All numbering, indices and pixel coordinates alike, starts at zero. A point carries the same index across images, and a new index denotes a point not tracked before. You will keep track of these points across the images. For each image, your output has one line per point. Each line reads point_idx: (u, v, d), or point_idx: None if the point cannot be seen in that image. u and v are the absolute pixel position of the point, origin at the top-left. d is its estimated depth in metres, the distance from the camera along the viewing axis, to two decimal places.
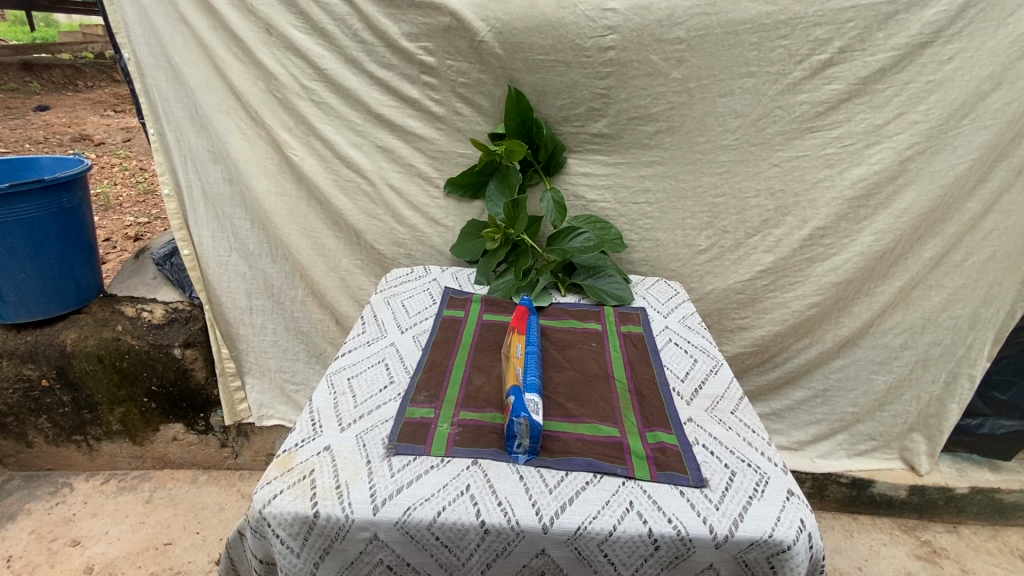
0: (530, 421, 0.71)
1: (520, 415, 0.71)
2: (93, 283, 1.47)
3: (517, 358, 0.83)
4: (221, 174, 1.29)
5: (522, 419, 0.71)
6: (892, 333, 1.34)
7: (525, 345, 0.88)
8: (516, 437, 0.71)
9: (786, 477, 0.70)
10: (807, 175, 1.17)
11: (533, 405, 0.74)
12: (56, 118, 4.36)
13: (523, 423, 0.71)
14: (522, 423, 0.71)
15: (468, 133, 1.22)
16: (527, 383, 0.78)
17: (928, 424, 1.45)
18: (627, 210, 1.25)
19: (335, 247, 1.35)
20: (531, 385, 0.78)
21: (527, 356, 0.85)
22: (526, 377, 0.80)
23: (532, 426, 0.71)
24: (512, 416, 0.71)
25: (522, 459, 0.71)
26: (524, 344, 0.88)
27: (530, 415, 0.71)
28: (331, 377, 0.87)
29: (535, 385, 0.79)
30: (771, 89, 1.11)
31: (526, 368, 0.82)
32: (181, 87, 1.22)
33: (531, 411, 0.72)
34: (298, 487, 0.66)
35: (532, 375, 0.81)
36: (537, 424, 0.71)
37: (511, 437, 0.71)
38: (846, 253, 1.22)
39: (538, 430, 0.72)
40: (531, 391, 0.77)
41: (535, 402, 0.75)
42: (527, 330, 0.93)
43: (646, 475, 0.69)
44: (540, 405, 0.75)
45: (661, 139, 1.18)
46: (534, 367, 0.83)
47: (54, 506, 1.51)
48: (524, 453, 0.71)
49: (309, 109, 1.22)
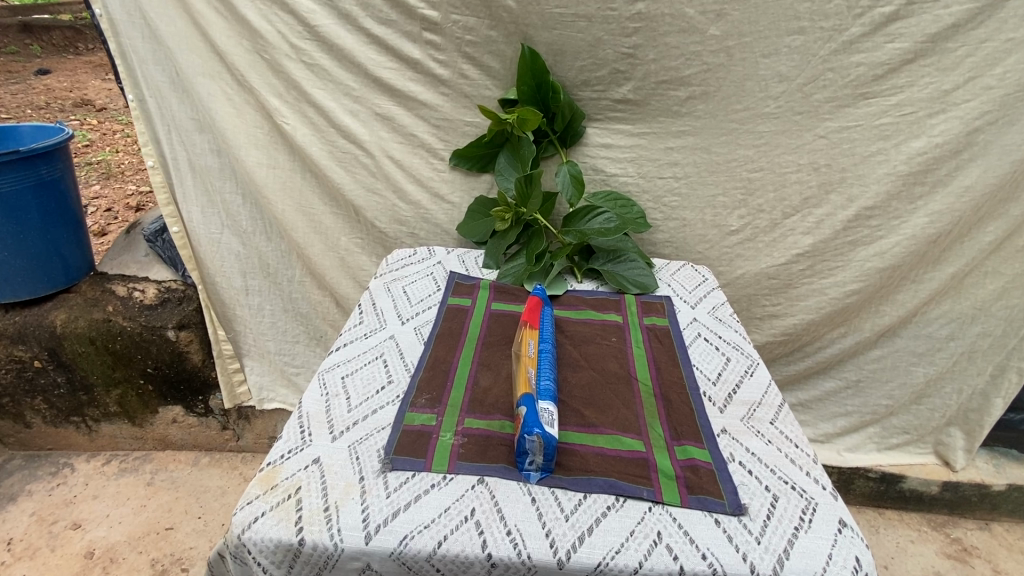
0: (544, 438, 0.62)
1: (533, 432, 0.62)
2: (82, 260, 1.40)
3: (529, 359, 0.74)
4: (208, 144, 1.19)
5: (535, 436, 0.62)
6: (937, 322, 1.23)
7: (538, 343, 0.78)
8: (527, 454, 0.62)
9: (836, 504, 0.61)
10: (857, 148, 1.04)
11: (546, 416, 0.65)
12: (55, 82, 4.23)
13: (536, 440, 0.62)
14: (535, 440, 0.62)
15: (476, 99, 1.10)
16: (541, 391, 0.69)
17: (968, 419, 1.35)
18: (651, 185, 1.13)
19: (333, 224, 1.25)
20: (545, 393, 0.69)
21: (540, 355, 0.76)
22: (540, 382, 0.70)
23: (546, 443, 0.62)
24: (523, 433, 0.62)
25: (534, 477, 0.63)
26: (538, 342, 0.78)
27: (545, 431, 0.62)
28: (323, 375, 0.78)
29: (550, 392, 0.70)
30: (823, 47, 0.97)
31: (540, 371, 0.72)
32: (159, 47, 1.10)
33: (545, 427, 0.63)
34: (282, 508, 0.59)
35: (545, 380, 0.71)
36: (551, 441, 0.62)
37: (523, 455, 0.63)
38: (894, 236, 1.10)
39: (553, 447, 0.63)
40: (544, 400, 0.68)
41: (550, 413, 0.66)
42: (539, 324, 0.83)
43: (676, 501, 0.61)
44: (554, 416, 0.66)
45: (692, 106, 1.05)
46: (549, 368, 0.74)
47: (54, 487, 1.49)
48: (536, 471, 0.63)
49: (299, 72, 1.10)
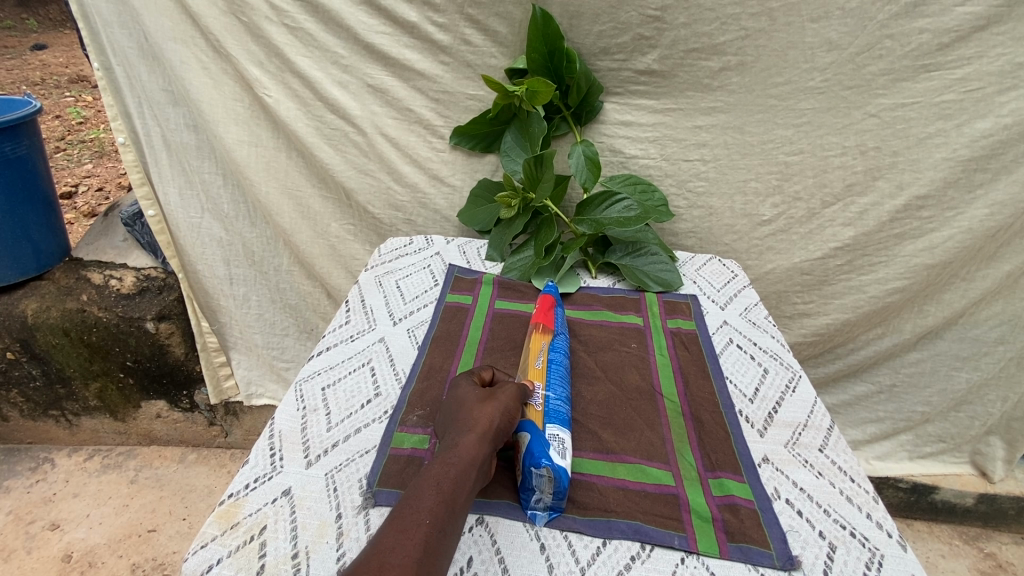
0: (554, 470, 0.52)
1: (542, 464, 0.52)
2: (55, 245, 1.30)
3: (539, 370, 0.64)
4: (183, 119, 1.07)
5: (544, 470, 0.52)
6: (986, 324, 1.12)
7: (550, 349, 0.68)
8: (534, 489, 0.52)
9: (907, 557, 0.51)
10: (912, 129, 0.91)
11: (557, 445, 0.55)
12: (50, 57, 4.10)
13: (545, 474, 0.52)
14: (543, 473, 0.52)
15: (480, 69, 0.98)
16: (553, 411, 0.59)
17: (1011, 428, 1.25)
18: (675, 169, 1.01)
19: (322, 209, 1.14)
20: (557, 414, 0.59)
21: (553, 365, 0.65)
22: (550, 400, 0.60)
23: (556, 479, 0.52)
24: (530, 464, 0.52)
25: (542, 518, 0.52)
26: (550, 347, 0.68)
27: (555, 464, 0.52)
28: (300, 386, 0.68)
29: (562, 414, 0.59)
30: (882, 10, 0.84)
31: (551, 384, 0.62)
32: (126, 7, 0.98)
33: (555, 459, 0.53)
34: (242, 554, 0.49)
35: (557, 398, 0.61)
36: (562, 473, 0.52)
37: (527, 489, 0.53)
38: (948, 230, 0.98)
39: (563, 483, 0.53)
40: (556, 424, 0.58)
41: (561, 441, 0.56)
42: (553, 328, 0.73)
43: (713, 551, 0.51)
44: (565, 443, 0.56)
45: (726, 79, 0.92)
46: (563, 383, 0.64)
47: (33, 484, 1.41)
48: (544, 511, 0.53)
49: (282, 37, 0.98)
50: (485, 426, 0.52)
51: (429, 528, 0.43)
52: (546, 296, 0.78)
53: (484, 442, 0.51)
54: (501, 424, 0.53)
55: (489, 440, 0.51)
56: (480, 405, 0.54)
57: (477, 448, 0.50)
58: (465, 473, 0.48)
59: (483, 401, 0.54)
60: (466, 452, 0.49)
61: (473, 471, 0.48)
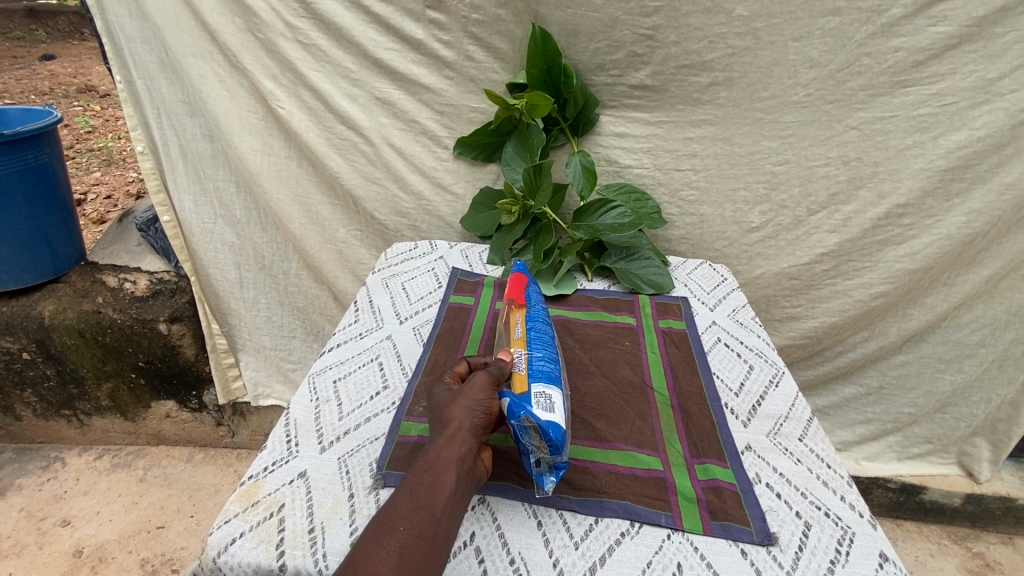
0: (536, 420, 0.53)
1: (521, 413, 0.53)
2: (72, 249, 1.34)
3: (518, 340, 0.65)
4: (200, 129, 1.13)
5: (524, 419, 0.53)
6: (968, 328, 1.16)
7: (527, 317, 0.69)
8: (526, 444, 0.54)
9: (876, 534, 0.55)
10: (891, 141, 0.97)
11: (541, 401, 0.55)
12: (58, 67, 4.18)
13: (528, 424, 0.53)
14: (527, 424, 0.53)
15: (482, 83, 1.03)
16: (538, 372, 0.59)
17: (995, 429, 1.28)
18: (667, 178, 1.06)
19: (331, 215, 1.19)
20: (542, 373, 0.59)
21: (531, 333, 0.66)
22: (534, 363, 0.60)
23: (539, 427, 0.53)
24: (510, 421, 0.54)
25: (547, 479, 0.55)
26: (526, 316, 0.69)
27: (535, 413, 0.53)
28: (313, 379, 0.73)
29: (550, 372, 0.60)
30: (859, 30, 0.90)
31: (531, 350, 0.63)
32: (148, 24, 1.04)
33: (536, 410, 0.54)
34: (262, 529, 0.53)
35: (541, 359, 0.61)
36: (546, 423, 0.53)
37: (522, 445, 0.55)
38: (928, 236, 1.03)
39: (550, 431, 0.53)
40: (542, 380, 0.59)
41: (548, 396, 0.57)
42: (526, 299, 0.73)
43: (697, 528, 0.55)
44: (555, 399, 0.56)
45: (714, 93, 0.98)
46: (544, 345, 0.65)
47: (44, 483, 1.45)
48: (548, 469, 0.55)
49: (295, 52, 1.03)
50: (457, 425, 0.52)
51: (405, 535, 0.44)
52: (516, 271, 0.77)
53: (459, 441, 0.51)
54: (475, 418, 0.53)
55: (464, 437, 0.52)
56: (451, 404, 0.54)
57: (452, 448, 0.50)
58: (441, 474, 0.48)
59: (454, 400, 0.55)
60: (439, 454, 0.50)
61: (452, 471, 0.49)
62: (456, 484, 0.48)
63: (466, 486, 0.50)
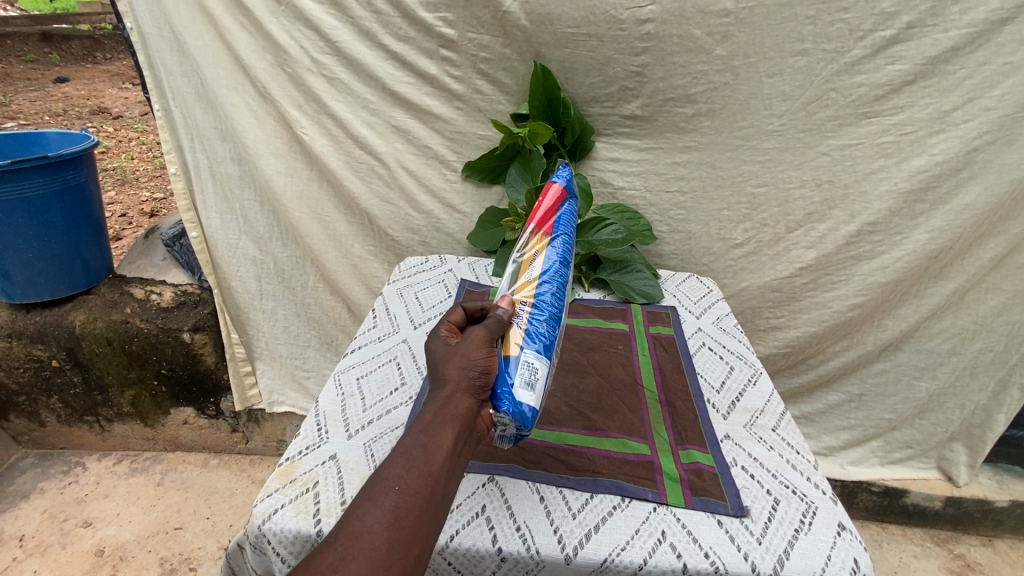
0: (516, 416, 0.56)
1: (502, 409, 0.55)
2: (102, 263, 1.44)
3: (533, 269, 0.70)
4: (229, 153, 1.23)
5: (504, 414, 0.55)
6: (939, 337, 1.24)
7: (549, 243, 0.74)
8: (499, 425, 0.57)
9: (836, 509, 0.63)
10: (859, 166, 1.07)
11: (525, 381, 0.57)
12: (73, 90, 4.32)
13: (506, 416, 0.56)
14: (504, 417, 0.56)
15: (489, 113, 1.14)
16: (541, 311, 0.65)
17: (971, 434, 1.36)
18: (657, 199, 1.16)
19: (347, 232, 1.29)
20: (545, 313, 0.66)
21: (547, 264, 0.71)
22: (540, 300, 0.67)
23: (517, 421, 0.56)
24: (492, 408, 0.56)
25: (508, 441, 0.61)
26: (548, 240, 0.75)
27: (514, 407, 0.55)
28: (338, 376, 0.81)
29: (552, 312, 0.67)
30: (826, 68, 1.00)
31: (543, 285, 0.68)
32: (186, 59, 1.14)
33: (517, 400, 0.56)
34: (301, 501, 0.61)
35: (549, 295, 0.68)
36: (524, 416, 0.56)
37: (496, 425, 0.58)
38: (896, 252, 1.12)
39: (526, 421, 0.57)
40: (533, 349, 0.61)
41: (534, 370, 0.59)
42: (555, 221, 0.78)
43: (680, 502, 0.63)
44: (535, 377, 0.59)
45: (698, 123, 1.08)
46: (557, 277, 0.71)
47: (66, 486, 1.52)
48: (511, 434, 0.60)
49: (320, 85, 1.14)
50: (454, 385, 0.54)
51: (400, 496, 0.46)
52: (556, 186, 0.80)
53: (455, 402, 0.53)
54: (472, 377, 0.54)
55: (461, 396, 0.53)
56: (449, 361, 0.56)
57: (449, 410, 0.52)
58: (437, 437, 0.50)
59: (451, 357, 0.56)
60: (436, 415, 0.51)
61: (448, 432, 0.50)
62: (453, 444, 0.50)
63: (464, 444, 0.51)
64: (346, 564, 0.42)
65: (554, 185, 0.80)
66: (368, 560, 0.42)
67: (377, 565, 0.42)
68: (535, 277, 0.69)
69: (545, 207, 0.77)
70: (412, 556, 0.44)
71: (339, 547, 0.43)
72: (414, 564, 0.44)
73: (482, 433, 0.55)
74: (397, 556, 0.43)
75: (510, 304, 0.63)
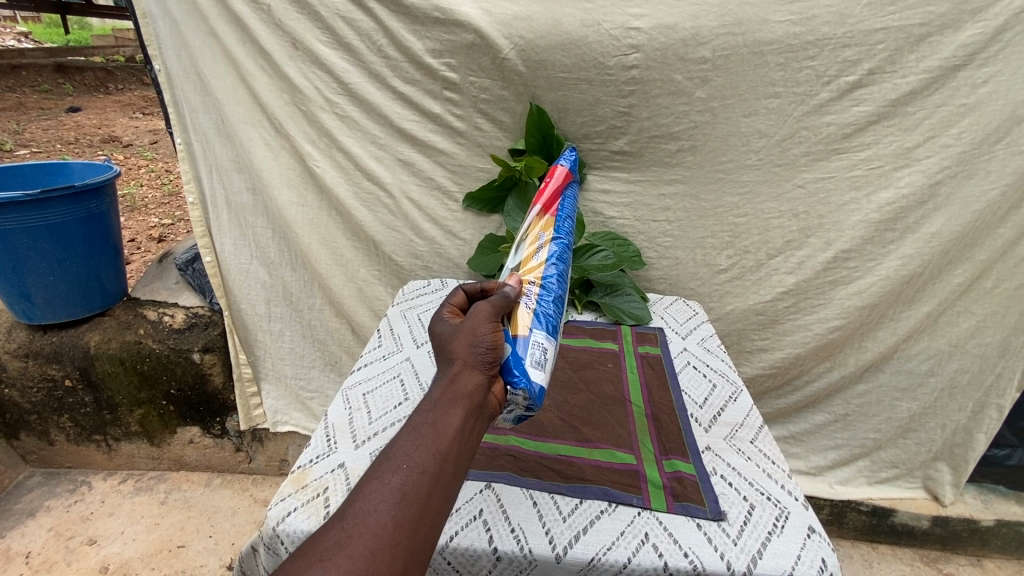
0: (530, 392, 0.60)
1: (518, 387, 0.59)
2: (118, 286, 1.50)
3: (539, 256, 0.81)
4: (245, 184, 1.31)
5: (520, 391, 0.60)
6: (917, 359, 1.29)
7: (551, 237, 0.86)
8: (511, 402, 0.61)
9: (808, 513, 0.67)
10: (831, 198, 1.15)
11: (536, 361, 0.63)
12: (85, 120, 4.48)
13: (521, 393, 0.60)
14: (519, 394, 0.60)
15: (488, 148, 1.23)
16: (547, 292, 0.75)
17: (954, 454, 1.40)
18: (645, 227, 1.24)
19: (354, 257, 1.36)
20: (551, 293, 0.75)
21: (551, 253, 0.82)
22: (547, 282, 0.76)
23: (531, 397, 0.60)
24: (506, 384, 0.60)
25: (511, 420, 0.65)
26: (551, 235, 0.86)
27: (530, 384, 0.60)
28: (346, 392, 0.87)
29: (556, 294, 0.76)
30: (797, 110, 1.09)
31: (550, 269, 0.79)
32: (209, 98, 1.24)
33: (531, 379, 0.61)
34: (312, 504, 0.66)
35: (554, 279, 0.78)
36: (536, 393, 0.60)
37: (507, 404, 0.62)
38: (871, 277, 1.18)
39: (537, 398, 0.62)
40: (541, 330, 0.67)
41: (542, 351, 0.65)
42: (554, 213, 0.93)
43: (662, 507, 0.68)
44: (543, 360, 0.64)
45: (682, 158, 1.17)
46: (559, 266, 0.81)
47: (72, 504, 1.56)
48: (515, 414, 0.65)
49: (332, 122, 1.23)
50: (462, 364, 0.57)
51: (408, 473, 0.47)
52: (562, 168, 1.00)
53: (462, 380, 0.55)
54: (479, 355, 0.57)
55: (469, 374, 0.56)
56: (457, 341, 0.59)
57: (457, 388, 0.55)
58: (445, 416, 0.52)
59: (458, 336, 0.59)
60: (445, 393, 0.54)
61: (456, 412, 0.53)
62: (461, 423, 0.52)
63: (473, 422, 0.54)
64: (353, 540, 0.43)
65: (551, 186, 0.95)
66: (375, 536, 0.43)
67: (385, 541, 0.43)
68: (541, 262, 0.80)
69: (545, 201, 0.92)
70: (419, 532, 0.45)
71: (347, 524, 0.44)
72: (421, 541, 0.45)
73: (493, 410, 0.58)
74: (404, 532, 0.44)
75: (516, 280, 0.70)
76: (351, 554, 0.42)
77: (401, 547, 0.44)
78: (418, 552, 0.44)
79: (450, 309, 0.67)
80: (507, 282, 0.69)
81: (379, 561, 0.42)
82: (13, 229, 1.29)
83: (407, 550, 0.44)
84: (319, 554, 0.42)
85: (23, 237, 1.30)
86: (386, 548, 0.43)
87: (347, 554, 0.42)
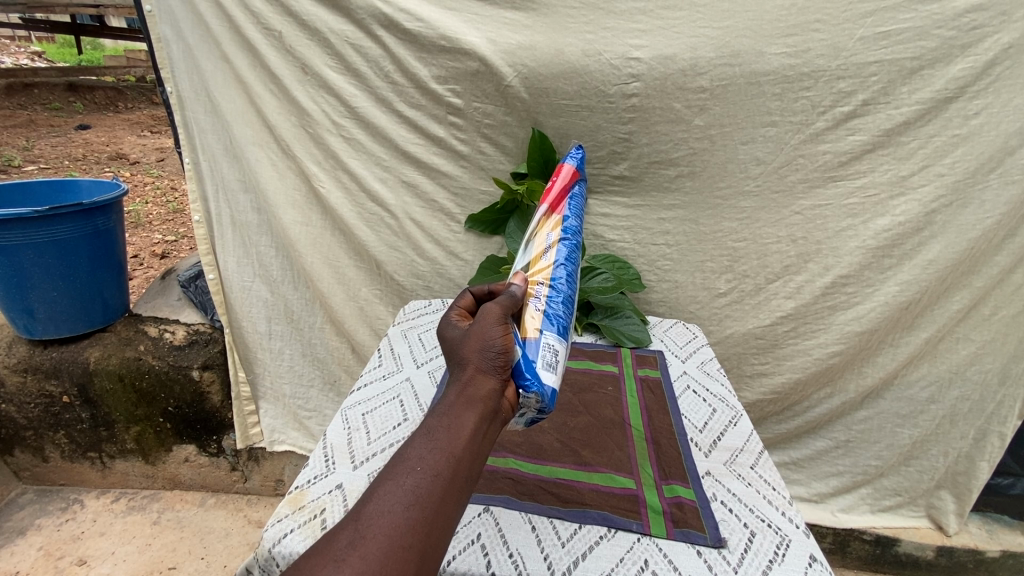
0: (541, 395, 0.60)
1: (530, 390, 0.60)
2: (119, 302, 1.51)
3: (548, 256, 0.81)
4: (250, 203, 1.33)
5: (532, 394, 0.60)
6: (918, 385, 1.29)
7: (560, 237, 0.86)
8: (523, 405, 0.61)
9: (809, 541, 0.65)
10: (829, 224, 1.17)
11: (547, 364, 0.64)
12: (94, 137, 4.55)
13: (533, 396, 0.60)
14: (531, 396, 0.60)
15: (491, 171, 1.25)
16: (557, 293, 0.75)
17: (957, 482, 1.38)
18: (646, 250, 1.26)
19: (356, 276, 1.37)
20: (560, 296, 0.75)
21: (560, 254, 0.83)
22: (556, 283, 0.77)
23: (543, 400, 0.60)
24: (520, 388, 0.60)
25: (523, 421, 0.65)
26: (560, 234, 0.87)
27: (542, 387, 0.60)
28: (345, 412, 0.87)
29: (565, 294, 0.77)
30: (793, 138, 1.12)
31: (559, 271, 0.79)
32: (218, 119, 1.26)
33: (542, 381, 0.61)
34: (309, 526, 0.66)
35: (563, 280, 0.78)
36: (548, 395, 0.61)
37: (518, 408, 0.62)
38: (869, 303, 1.19)
39: (549, 401, 0.62)
40: (551, 331, 0.68)
41: (554, 353, 0.66)
42: (562, 212, 0.94)
43: (661, 533, 0.67)
44: (552, 364, 0.64)
45: (681, 183, 1.19)
46: (567, 267, 0.82)
47: (63, 523, 1.53)
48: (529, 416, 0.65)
49: (339, 144, 1.26)
50: (475, 368, 0.57)
51: (422, 475, 0.48)
52: (568, 167, 1.02)
53: (476, 384, 0.56)
54: (491, 359, 0.57)
55: (482, 378, 0.56)
56: (468, 344, 0.59)
57: (471, 392, 0.55)
58: (459, 419, 0.52)
59: (469, 339, 0.59)
60: (460, 397, 0.54)
61: (469, 415, 0.53)
62: (474, 427, 0.52)
63: (485, 426, 0.54)
64: (366, 541, 0.43)
65: (555, 188, 0.97)
66: (388, 538, 0.43)
67: (397, 543, 0.43)
68: (549, 263, 0.80)
69: (554, 196, 0.95)
70: (432, 535, 0.45)
71: (360, 525, 0.44)
72: (433, 545, 0.45)
73: (505, 414, 0.58)
74: (418, 535, 0.44)
75: (523, 281, 0.70)
76: (364, 555, 0.42)
77: (414, 550, 0.44)
78: (430, 554, 0.44)
79: (458, 311, 0.68)
80: (513, 282, 0.70)
81: (392, 563, 0.42)
82: (19, 245, 1.30)
83: (419, 553, 0.44)
84: (332, 554, 0.42)
85: (29, 252, 1.32)
86: (399, 550, 0.43)
87: (360, 554, 0.42)
